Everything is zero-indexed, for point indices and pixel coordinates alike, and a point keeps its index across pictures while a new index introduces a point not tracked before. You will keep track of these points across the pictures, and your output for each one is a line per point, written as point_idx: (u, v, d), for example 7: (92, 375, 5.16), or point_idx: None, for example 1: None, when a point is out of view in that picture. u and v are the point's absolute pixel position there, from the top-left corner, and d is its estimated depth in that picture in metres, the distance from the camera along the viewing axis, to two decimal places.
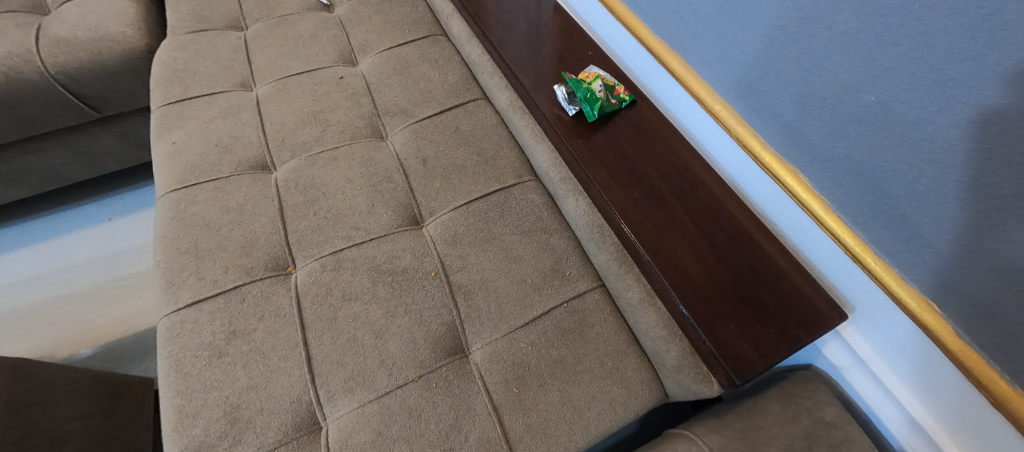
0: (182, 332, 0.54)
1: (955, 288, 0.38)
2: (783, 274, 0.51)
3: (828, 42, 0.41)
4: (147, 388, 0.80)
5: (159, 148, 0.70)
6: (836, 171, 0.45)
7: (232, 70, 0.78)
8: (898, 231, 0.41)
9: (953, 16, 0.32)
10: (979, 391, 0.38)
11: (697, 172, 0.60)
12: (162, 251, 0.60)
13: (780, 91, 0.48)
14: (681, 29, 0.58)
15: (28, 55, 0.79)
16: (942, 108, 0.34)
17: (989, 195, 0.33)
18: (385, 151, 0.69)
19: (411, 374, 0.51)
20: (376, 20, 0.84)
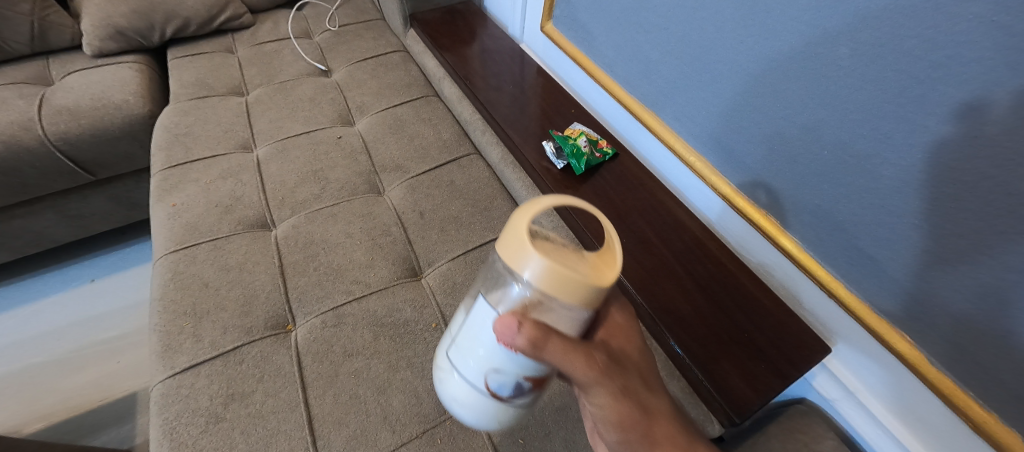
0: (178, 398, 0.53)
1: (921, 320, 0.42)
2: (768, 310, 0.54)
3: (780, 104, 0.46)
4: None
5: (159, 210, 0.71)
6: (804, 215, 0.49)
7: (233, 133, 0.82)
8: (864, 269, 0.45)
9: (882, 86, 0.37)
10: (959, 416, 0.41)
11: (680, 218, 0.64)
12: (159, 314, 0.60)
13: (745, 145, 0.53)
14: (653, 91, 0.64)
15: (29, 123, 0.81)
16: (885, 161, 0.39)
17: (937, 236, 0.37)
18: (383, 205, 0.71)
19: (415, 430, 0.51)
20: (372, 83, 0.90)
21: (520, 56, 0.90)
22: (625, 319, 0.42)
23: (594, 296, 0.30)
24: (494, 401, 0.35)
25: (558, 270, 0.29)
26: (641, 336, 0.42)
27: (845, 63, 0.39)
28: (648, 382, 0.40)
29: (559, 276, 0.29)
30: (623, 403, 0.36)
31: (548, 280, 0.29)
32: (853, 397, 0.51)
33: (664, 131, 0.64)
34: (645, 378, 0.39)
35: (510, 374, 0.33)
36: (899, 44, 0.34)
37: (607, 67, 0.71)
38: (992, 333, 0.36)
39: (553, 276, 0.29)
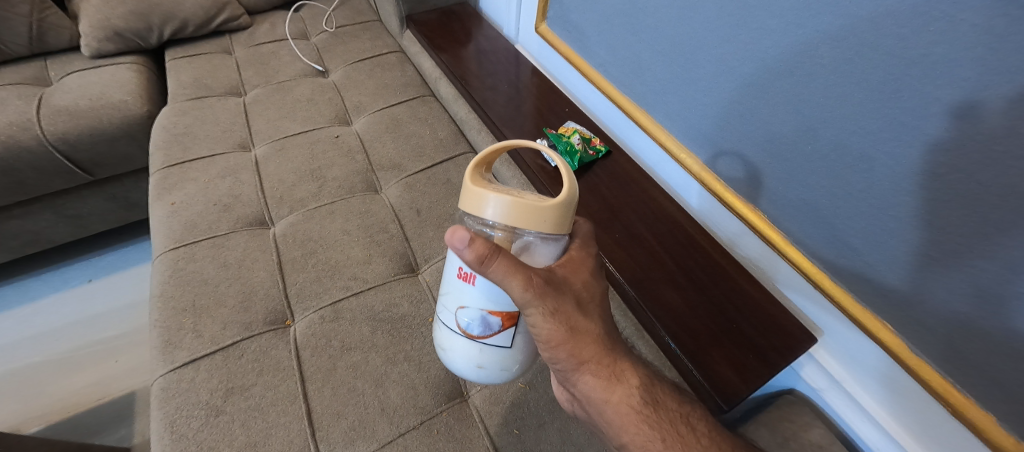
0: (178, 392, 0.54)
1: (902, 308, 0.43)
2: (756, 302, 0.56)
3: (768, 102, 0.48)
4: None
5: (158, 208, 0.72)
6: (791, 209, 0.51)
7: (231, 133, 0.82)
8: (848, 260, 0.47)
9: (862, 83, 0.39)
10: (938, 401, 0.43)
11: (671, 213, 0.65)
12: (159, 310, 0.61)
13: (733, 141, 0.55)
14: (645, 90, 0.65)
15: (28, 124, 0.82)
16: (866, 155, 0.41)
17: (915, 226, 0.39)
18: (381, 203, 0.72)
19: (412, 422, 0.52)
20: (369, 83, 0.91)
21: (515, 56, 0.92)
22: (578, 250, 0.42)
23: (543, 217, 0.36)
24: (471, 337, 0.40)
25: (507, 198, 0.35)
26: (588, 267, 0.42)
27: (827, 61, 0.41)
28: (585, 308, 0.41)
29: (507, 201, 0.35)
30: (551, 322, 0.38)
31: (497, 206, 0.35)
32: (838, 385, 0.53)
33: (656, 128, 0.65)
34: (584, 301, 0.41)
35: (476, 308, 0.38)
36: (880, 44, 0.36)
37: (600, 67, 0.73)
38: (967, 318, 0.38)
39: (503, 202, 0.35)
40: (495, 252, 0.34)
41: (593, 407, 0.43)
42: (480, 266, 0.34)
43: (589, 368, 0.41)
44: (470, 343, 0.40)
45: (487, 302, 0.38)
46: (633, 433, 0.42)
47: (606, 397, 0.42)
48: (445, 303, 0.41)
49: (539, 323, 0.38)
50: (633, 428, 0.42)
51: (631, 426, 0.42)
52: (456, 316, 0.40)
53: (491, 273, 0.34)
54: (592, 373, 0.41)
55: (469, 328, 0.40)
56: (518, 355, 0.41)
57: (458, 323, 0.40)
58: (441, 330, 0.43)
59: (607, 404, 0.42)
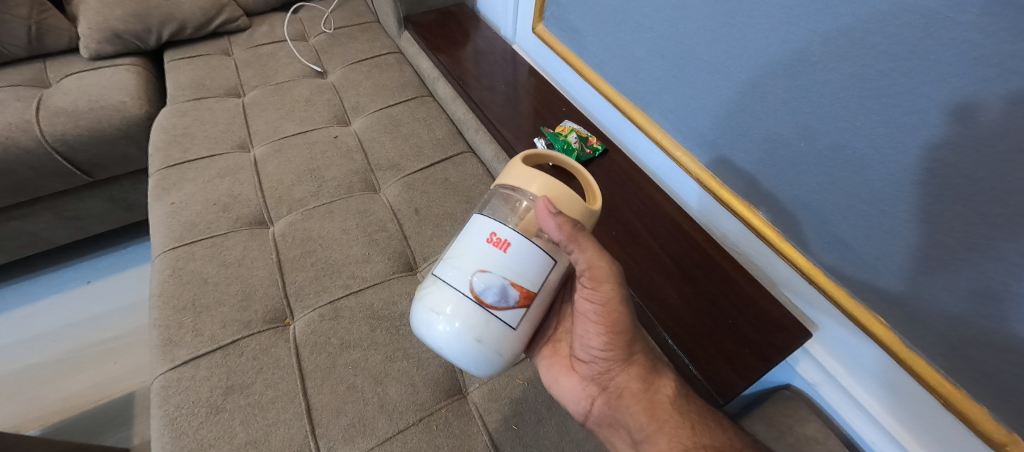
0: (179, 390, 0.54)
1: (896, 302, 0.44)
2: (751, 298, 0.56)
3: (762, 100, 0.49)
4: None
5: (158, 209, 0.72)
6: (785, 206, 0.52)
7: (230, 133, 0.83)
8: (841, 254, 0.48)
9: (855, 79, 0.39)
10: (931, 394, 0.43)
11: (668, 211, 0.66)
12: (159, 309, 0.61)
13: (729, 139, 0.55)
14: (641, 89, 0.66)
15: (27, 125, 0.82)
16: (858, 151, 0.41)
17: (906, 221, 0.40)
18: (379, 202, 0.73)
19: (412, 418, 0.52)
20: (367, 84, 0.92)
21: (512, 56, 0.92)
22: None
23: (570, 201, 0.44)
24: (480, 305, 0.40)
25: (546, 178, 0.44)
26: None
27: (819, 58, 0.41)
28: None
29: (549, 181, 0.44)
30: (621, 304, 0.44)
31: (537, 182, 0.44)
32: (833, 380, 0.53)
33: (652, 127, 0.66)
34: None
35: (499, 274, 0.39)
36: (871, 42, 0.37)
37: (597, 67, 0.73)
38: (961, 310, 0.39)
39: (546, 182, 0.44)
40: (561, 219, 0.41)
41: (631, 404, 0.46)
42: (565, 234, 0.41)
43: (636, 361, 0.47)
44: (476, 313, 0.40)
45: (510, 271, 0.39)
46: (665, 423, 0.44)
47: (646, 388, 0.46)
48: (460, 266, 0.41)
49: (612, 303, 0.44)
50: (664, 416, 0.44)
51: (662, 416, 0.44)
52: (470, 280, 0.40)
53: (581, 240, 0.41)
54: (637, 365, 0.47)
55: (483, 295, 0.40)
56: (517, 342, 0.42)
57: (472, 287, 0.40)
58: (442, 296, 0.41)
59: (644, 396, 0.46)
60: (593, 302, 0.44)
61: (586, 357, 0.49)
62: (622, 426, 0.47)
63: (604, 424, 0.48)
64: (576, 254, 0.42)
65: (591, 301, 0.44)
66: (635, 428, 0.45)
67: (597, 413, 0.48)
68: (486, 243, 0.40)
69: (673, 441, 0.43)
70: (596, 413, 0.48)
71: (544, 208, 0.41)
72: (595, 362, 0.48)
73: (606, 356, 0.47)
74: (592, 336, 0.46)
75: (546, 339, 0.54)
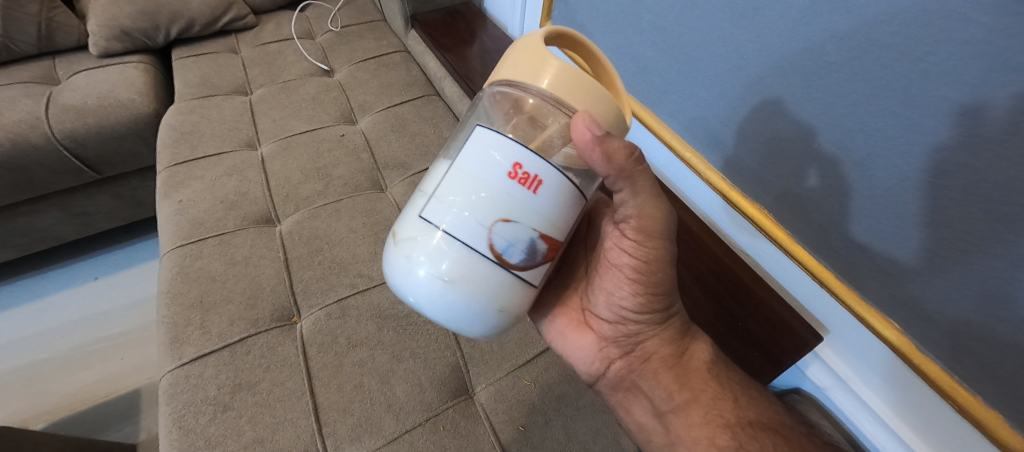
0: (186, 387, 0.54)
1: (912, 308, 0.43)
2: (761, 300, 0.55)
3: (774, 100, 0.48)
4: None
5: (166, 206, 0.73)
6: (797, 208, 0.51)
7: (237, 131, 0.83)
8: (853, 258, 0.47)
9: (871, 80, 0.38)
10: (945, 400, 0.43)
11: (676, 212, 0.65)
12: (166, 306, 0.61)
13: (740, 139, 0.54)
14: (651, 89, 0.65)
15: (36, 122, 0.83)
16: (873, 153, 0.40)
17: (922, 225, 0.39)
18: (386, 201, 0.73)
19: (418, 418, 0.52)
20: (374, 83, 0.92)
21: None
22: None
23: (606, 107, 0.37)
24: (502, 264, 0.35)
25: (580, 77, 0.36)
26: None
27: (834, 59, 0.41)
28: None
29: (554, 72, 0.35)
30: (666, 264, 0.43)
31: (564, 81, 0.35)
32: (844, 384, 0.53)
33: (660, 127, 0.65)
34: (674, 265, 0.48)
35: (527, 226, 0.34)
36: (888, 42, 0.36)
37: None
38: (978, 316, 0.38)
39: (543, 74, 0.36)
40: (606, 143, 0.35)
41: (661, 369, 0.47)
42: (615, 166, 0.36)
43: (669, 325, 0.47)
44: (496, 273, 0.35)
45: (542, 224, 0.34)
46: (701, 394, 0.45)
47: (677, 353, 0.47)
48: (475, 217, 0.34)
49: (654, 259, 0.42)
50: (701, 388, 0.45)
51: (697, 386, 0.46)
52: (489, 232, 0.34)
53: (637, 178, 0.38)
54: (670, 330, 0.47)
55: (507, 253, 0.35)
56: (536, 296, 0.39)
57: (492, 241, 0.34)
58: (448, 253, 0.35)
59: (677, 362, 0.47)
60: (635, 258, 0.42)
61: (611, 317, 0.48)
62: (642, 391, 0.48)
63: (622, 386, 0.50)
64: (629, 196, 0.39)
65: (631, 256, 0.43)
66: (659, 395, 0.47)
67: (614, 374, 0.50)
68: (511, 184, 0.33)
69: (708, 413, 0.44)
70: (613, 373, 0.50)
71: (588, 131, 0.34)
72: (621, 323, 0.48)
73: (637, 317, 0.47)
74: (626, 295, 0.45)
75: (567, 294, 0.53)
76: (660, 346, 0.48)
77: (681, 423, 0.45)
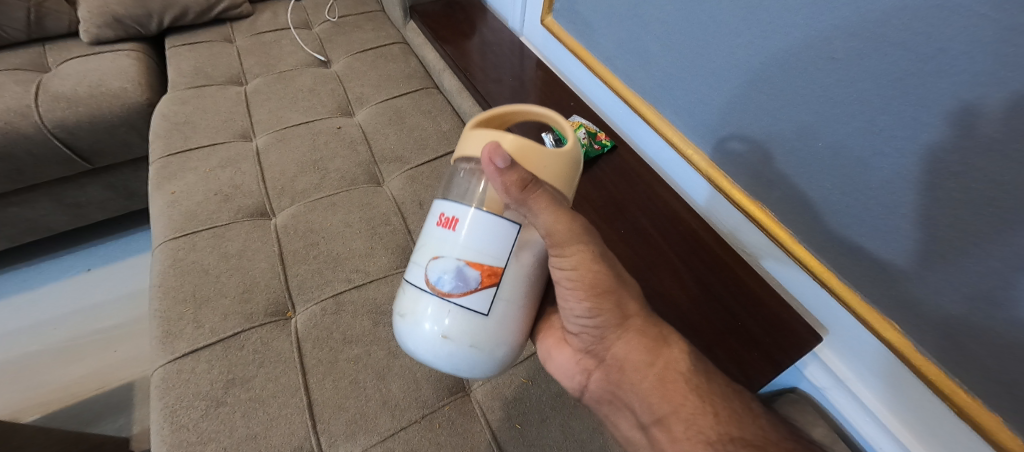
0: (178, 382, 0.53)
1: (914, 310, 0.42)
2: (761, 300, 0.55)
3: (778, 98, 0.47)
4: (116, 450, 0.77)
5: (158, 198, 0.72)
6: (799, 207, 0.50)
7: (232, 123, 0.82)
8: (855, 258, 0.46)
9: (877, 78, 0.38)
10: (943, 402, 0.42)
11: (677, 210, 0.65)
12: (158, 299, 0.60)
13: (742, 137, 0.54)
14: (653, 85, 0.64)
15: (26, 110, 0.81)
16: (878, 153, 0.40)
17: (925, 226, 0.39)
18: (383, 195, 0.72)
19: (414, 415, 0.51)
20: (372, 74, 0.90)
21: (520, 48, 0.91)
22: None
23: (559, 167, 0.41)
24: (442, 295, 0.39)
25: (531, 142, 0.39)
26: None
27: (840, 56, 0.40)
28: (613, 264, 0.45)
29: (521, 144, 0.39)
30: (594, 262, 0.41)
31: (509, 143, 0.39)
32: (842, 385, 0.52)
33: (663, 124, 0.65)
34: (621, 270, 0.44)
35: (451, 257, 0.38)
36: (896, 39, 0.35)
37: (607, 61, 0.72)
38: (981, 318, 0.37)
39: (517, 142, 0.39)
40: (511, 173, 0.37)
41: (634, 378, 0.44)
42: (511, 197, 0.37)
43: (631, 329, 0.44)
44: (441, 305, 0.39)
45: (466, 252, 0.38)
46: (680, 407, 0.40)
47: (649, 360, 0.43)
48: (418, 261, 0.41)
49: (582, 263, 0.41)
50: (679, 399, 0.41)
51: (675, 397, 0.41)
52: (426, 269, 0.40)
53: (530, 202, 0.38)
54: (632, 334, 0.44)
55: (439, 282, 0.39)
56: (495, 329, 0.40)
57: (428, 276, 0.40)
58: (409, 297, 0.42)
59: (649, 370, 0.43)
60: (564, 265, 0.41)
61: (574, 329, 0.46)
62: (627, 404, 0.45)
63: (605, 399, 0.47)
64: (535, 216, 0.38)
65: (563, 263, 0.41)
66: (640, 408, 0.43)
67: (597, 388, 0.47)
68: (439, 228, 0.39)
69: (691, 428, 0.39)
70: (595, 386, 0.47)
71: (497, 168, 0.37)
72: (584, 333, 0.46)
73: (594, 324, 0.44)
74: (574, 305, 0.43)
75: (542, 315, 0.52)
76: (628, 352, 0.44)
77: (663, 438, 0.40)
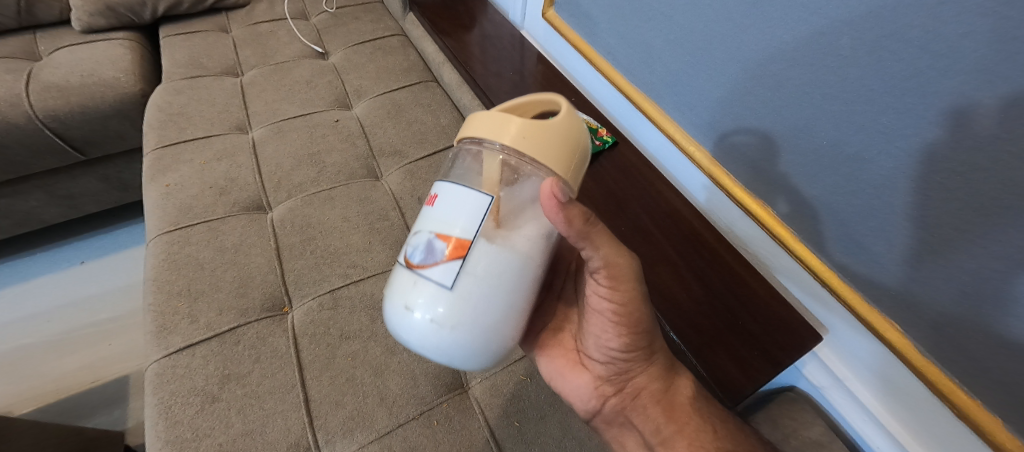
0: (173, 377, 0.53)
1: (914, 310, 0.42)
2: (761, 299, 0.55)
3: (782, 95, 0.46)
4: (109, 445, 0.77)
5: (152, 190, 0.70)
6: (801, 206, 0.50)
7: (228, 114, 0.81)
8: (857, 258, 0.46)
9: (882, 77, 0.37)
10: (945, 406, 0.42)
11: (677, 207, 0.64)
12: (153, 294, 0.59)
13: (745, 134, 0.53)
14: (655, 80, 0.64)
15: (17, 100, 0.79)
16: (882, 152, 0.39)
17: (927, 227, 0.38)
18: (381, 190, 0.71)
19: (412, 412, 0.51)
20: (370, 67, 0.89)
21: (520, 42, 0.90)
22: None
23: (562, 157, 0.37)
24: (412, 270, 0.36)
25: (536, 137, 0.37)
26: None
27: (846, 53, 0.39)
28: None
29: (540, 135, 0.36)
30: (640, 301, 0.40)
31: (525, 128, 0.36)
32: (841, 383, 0.52)
33: (665, 121, 0.64)
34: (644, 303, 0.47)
35: (425, 231, 0.35)
36: (905, 36, 0.34)
37: (609, 56, 0.71)
38: (981, 319, 0.37)
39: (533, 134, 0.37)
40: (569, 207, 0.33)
41: (646, 409, 0.45)
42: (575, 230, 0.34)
43: (654, 362, 0.45)
44: (411, 282, 0.36)
45: (437, 221, 0.35)
46: (685, 425, 0.43)
47: (665, 388, 0.45)
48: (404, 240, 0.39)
49: (631, 301, 0.40)
50: (685, 420, 0.43)
51: (682, 419, 0.44)
52: (406, 246, 0.37)
53: (594, 237, 0.36)
54: (655, 366, 0.45)
55: (412, 256, 0.36)
56: (465, 307, 0.34)
57: (405, 252, 0.37)
58: (393, 279, 0.39)
59: (664, 397, 0.45)
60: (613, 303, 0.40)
61: (601, 357, 0.46)
62: (634, 425, 0.47)
63: (616, 420, 0.47)
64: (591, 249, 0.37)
65: (602, 300, 0.40)
66: (648, 430, 0.45)
67: (609, 411, 0.47)
68: (424, 204, 0.38)
69: (695, 445, 0.42)
70: (607, 410, 0.47)
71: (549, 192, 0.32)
72: (610, 362, 0.46)
73: (623, 356, 0.44)
74: (612, 337, 0.43)
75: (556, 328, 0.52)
76: (648, 381, 0.45)
77: None
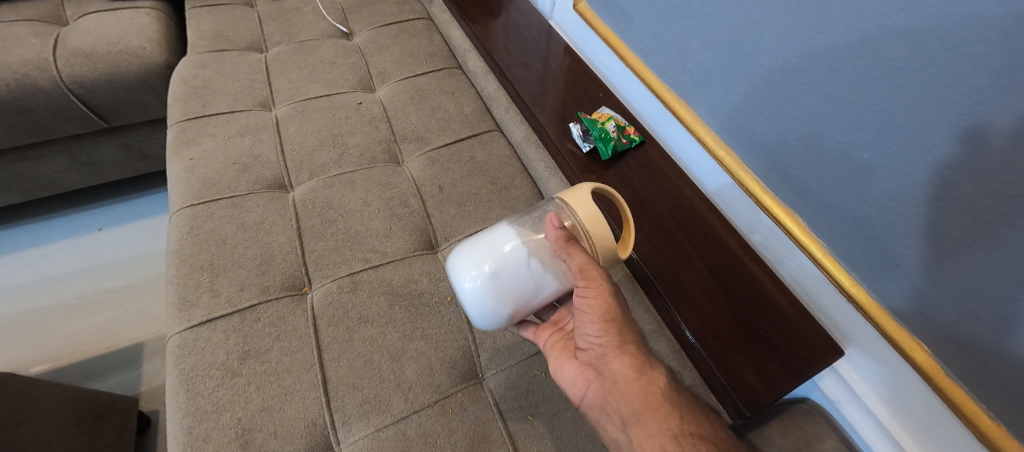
0: (195, 350, 0.54)
1: (945, 332, 0.41)
2: (783, 310, 0.54)
3: (822, 104, 0.45)
4: (117, 412, 0.78)
5: (176, 163, 0.71)
6: (835, 219, 0.48)
7: (253, 90, 0.80)
8: (889, 276, 0.45)
9: (933, 90, 0.35)
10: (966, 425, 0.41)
11: (702, 212, 0.63)
12: (175, 266, 0.60)
13: (781, 141, 0.51)
14: (688, 80, 0.62)
15: (44, 63, 0.80)
16: (926, 169, 0.38)
17: (969, 249, 0.36)
18: (402, 176, 0.71)
19: (427, 399, 0.51)
20: (395, 50, 0.88)
21: (548, 31, 0.88)
22: None
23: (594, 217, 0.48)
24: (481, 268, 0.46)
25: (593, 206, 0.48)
26: None
27: (898, 65, 0.37)
28: None
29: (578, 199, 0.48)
30: (610, 294, 0.44)
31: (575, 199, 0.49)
32: (858, 400, 0.50)
33: (695, 123, 0.62)
34: None
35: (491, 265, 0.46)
36: (960, 49, 0.33)
37: (642, 53, 0.69)
38: (1014, 347, 0.36)
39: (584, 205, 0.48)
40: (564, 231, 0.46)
41: (622, 391, 0.42)
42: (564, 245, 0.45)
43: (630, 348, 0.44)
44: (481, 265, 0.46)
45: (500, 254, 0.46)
46: (655, 410, 0.40)
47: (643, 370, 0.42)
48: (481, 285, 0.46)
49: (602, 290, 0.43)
50: (657, 405, 0.40)
51: (654, 404, 0.40)
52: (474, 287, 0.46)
53: (571, 254, 0.44)
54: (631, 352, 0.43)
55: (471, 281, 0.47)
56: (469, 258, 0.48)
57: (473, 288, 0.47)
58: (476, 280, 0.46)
59: (635, 382, 0.42)
60: (586, 289, 0.44)
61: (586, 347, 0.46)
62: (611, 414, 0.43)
63: (597, 406, 0.44)
64: (570, 261, 0.44)
65: (583, 293, 0.44)
66: (625, 412, 0.41)
67: (591, 398, 0.45)
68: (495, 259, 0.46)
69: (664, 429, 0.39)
70: (589, 399, 0.45)
71: (548, 221, 0.47)
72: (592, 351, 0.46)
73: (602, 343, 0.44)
74: (588, 325, 0.45)
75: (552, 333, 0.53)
76: (623, 367, 0.43)
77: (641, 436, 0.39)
